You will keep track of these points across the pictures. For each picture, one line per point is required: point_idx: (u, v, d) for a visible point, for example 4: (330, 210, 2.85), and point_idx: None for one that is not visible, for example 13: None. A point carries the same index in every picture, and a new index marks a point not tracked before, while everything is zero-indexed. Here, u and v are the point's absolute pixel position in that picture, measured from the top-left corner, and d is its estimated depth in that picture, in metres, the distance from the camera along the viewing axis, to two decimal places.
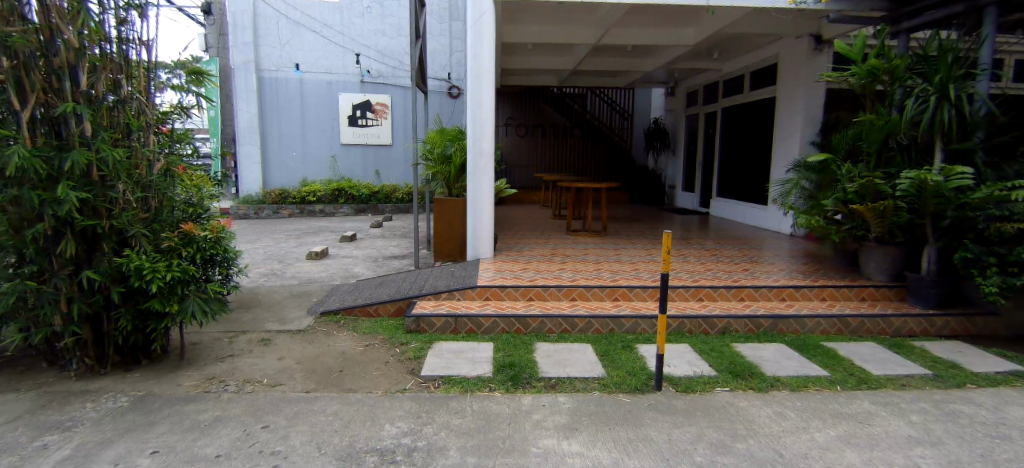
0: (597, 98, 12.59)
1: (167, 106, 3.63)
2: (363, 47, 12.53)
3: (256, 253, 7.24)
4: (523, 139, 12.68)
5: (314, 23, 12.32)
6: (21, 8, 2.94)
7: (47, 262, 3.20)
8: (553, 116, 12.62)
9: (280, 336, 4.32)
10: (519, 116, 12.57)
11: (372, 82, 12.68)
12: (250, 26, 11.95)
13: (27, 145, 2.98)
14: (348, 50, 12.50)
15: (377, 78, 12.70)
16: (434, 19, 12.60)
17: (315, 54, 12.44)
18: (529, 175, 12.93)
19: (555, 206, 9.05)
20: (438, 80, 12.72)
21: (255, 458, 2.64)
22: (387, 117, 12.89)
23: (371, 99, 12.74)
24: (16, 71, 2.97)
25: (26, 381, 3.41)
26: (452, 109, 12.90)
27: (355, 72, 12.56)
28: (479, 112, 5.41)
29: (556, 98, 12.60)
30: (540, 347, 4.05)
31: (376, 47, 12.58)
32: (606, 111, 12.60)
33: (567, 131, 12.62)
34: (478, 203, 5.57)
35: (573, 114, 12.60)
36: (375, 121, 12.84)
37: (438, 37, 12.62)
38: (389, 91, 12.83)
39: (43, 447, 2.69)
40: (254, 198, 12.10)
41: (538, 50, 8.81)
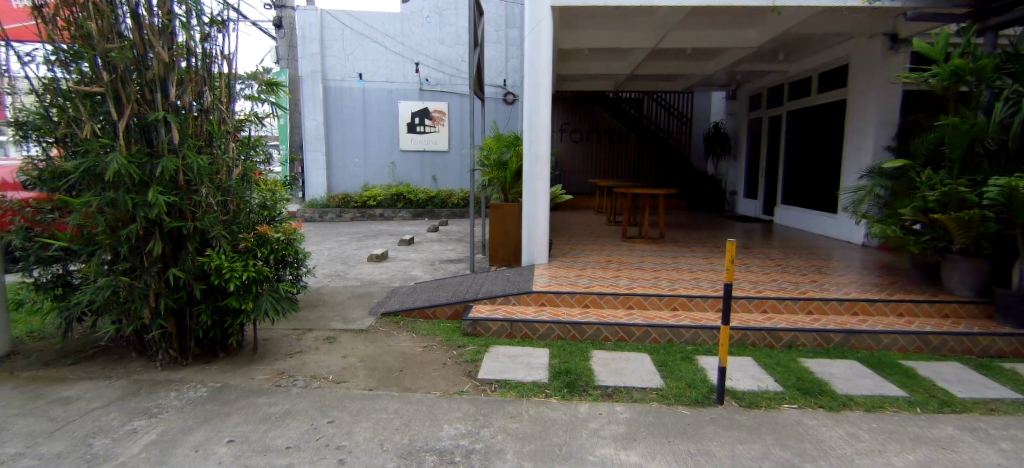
0: (654, 103, 12.46)
1: (242, 114, 3.82)
2: (422, 56, 12.88)
3: (321, 255, 7.56)
4: (577, 144, 12.63)
5: (377, 34, 12.76)
6: (117, 26, 3.28)
7: (138, 259, 3.44)
8: (608, 121, 12.56)
9: (344, 335, 4.48)
10: (574, 121, 12.55)
11: (430, 89, 13.02)
12: (317, 38, 12.53)
13: (124, 152, 3.23)
14: (407, 59, 12.87)
15: (435, 86, 13.03)
16: (490, 27, 12.79)
17: (377, 63, 12.86)
18: (582, 180, 12.81)
19: (610, 212, 8.95)
20: (493, 86, 12.91)
21: (322, 451, 2.76)
22: (444, 124, 13.19)
23: (430, 106, 13.07)
24: (114, 84, 3.26)
25: (118, 370, 3.70)
26: (509, 116, 13.04)
27: (414, 80, 12.94)
28: (535, 117, 5.45)
29: (611, 103, 12.53)
30: (596, 355, 4.01)
31: (434, 56, 12.89)
32: (664, 116, 12.42)
33: (621, 136, 12.49)
34: (534, 209, 5.57)
35: (629, 119, 12.48)
36: (432, 127, 13.16)
37: (495, 44, 12.80)
38: (445, 98, 13.12)
39: (132, 431, 2.93)
40: (319, 202, 12.66)
41: (597, 56, 8.80)
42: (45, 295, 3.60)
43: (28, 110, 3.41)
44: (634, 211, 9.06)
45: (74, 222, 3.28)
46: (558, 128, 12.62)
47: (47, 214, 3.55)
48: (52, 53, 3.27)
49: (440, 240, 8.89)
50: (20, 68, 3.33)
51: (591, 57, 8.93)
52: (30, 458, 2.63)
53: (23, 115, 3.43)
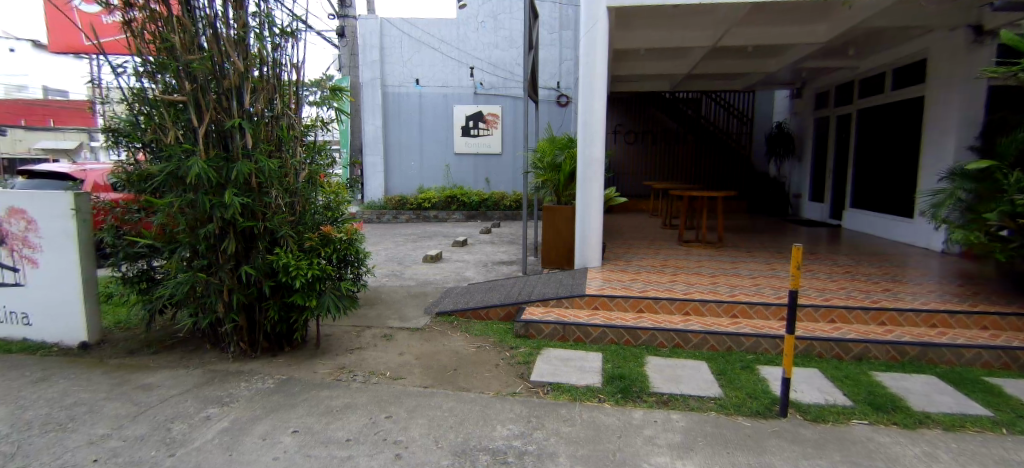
0: (712, 102, 12.37)
1: (309, 119, 4.00)
2: (477, 60, 13.08)
3: (379, 255, 7.81)
4: (631, 146, 12.66)
5: (434, 40, 13.06)
6: (197, 39, 3.51)
7: (214, 257, 3.65)
8: (664, 122, 12.43)
9: (400, 333, 4.60)
10: (628, 123, 12.53)
11: (484, 93, 13.20)
12: (377, 46, 12.97)
13: (203, 157, 3.45)
14: (463, 64, 13.11)
15: (489, 89, 13.20)
16: (544, 29, 12.83)
17: (433, 69, 13.18)
18: (636, 183, 12.77)
19: (666, 216, 8.75)
20: (547, 89, 12.93)
21: (379, 445, 2.85)
22: (498, 127, 13.33)
23: (484, 110, 13.25)
24: (195, 93, 3.50)
25: (195, 359, 3.96)
26: (562, 118, 13.05)
27: (469, 84, 13.16)
28: (590, 119, 5.42)
29: (666, 103, 12.32)
30: (651, 361, 3.93)
31: (489, 60, 13.06)
32: (723, 116, 12.34)
33: (677, 137, 12.36)
34: (588, 211, 5.53)
35: (685, 119, 12.27)
36: (486, 130, 13.33)
37: (549, 46, 12.81)
38: (499, 101, 13.27)
39: (206, 418, 3.13)
40: (377, 204, 13.10)
41: (652, 56, 8.65)
42: (131, 289, 3.90)
43: (120, 118, 3.71)
44: (691, 214, 8.82)
45: (159, 221, 3.53)
46: (612, 129, 12.69)
47: (133, 214, 3.80)
48: (141, 66, 3.55)
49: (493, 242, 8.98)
50: (114, 79, 3.62)
51: (645, 58, 8.78)
52: (118, 440, 2.88)
53: (115, 122, 3.73)
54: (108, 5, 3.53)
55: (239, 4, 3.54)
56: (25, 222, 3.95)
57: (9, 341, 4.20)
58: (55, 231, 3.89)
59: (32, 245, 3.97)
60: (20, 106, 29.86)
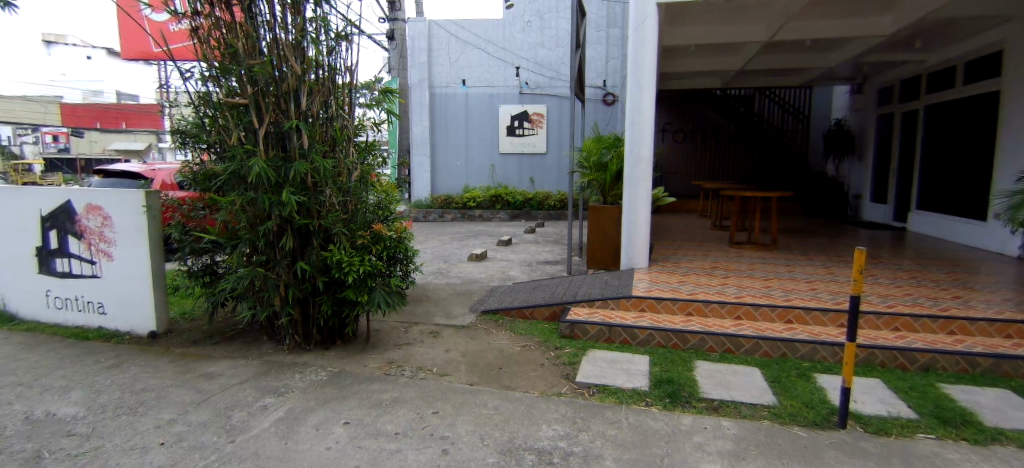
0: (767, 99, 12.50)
1: (361, 120, 4.10)
2: (523, 60, 13.11)
3: (426, 253, 7.95)
4: (680, 144, 12.63)
5: (481, 40, 13.18)
6: (258, 44, 3.66)
7: (272, 252, 3.79)
8: (717, 120, 12.38)
9: (447, 330, 4.67)
10: (677, 121, 12.51)
11: (530, 93, 13.22)
12: (425, 48, 13.20)
13: (263, 157, 3.61)
14: (508, 64, 13.18)
15: (535, 89, 13.21)
16: (592, 27, 12.72)
17: (479, 69, 13.30)
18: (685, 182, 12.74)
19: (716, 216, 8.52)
20: (593, 88, 12.84)
21: (427, 439, 2.90)
22: (543, 127, 13.33)
23: (529, 109, 13.28)
24: (256, 96, 3.64)
25: (254, 350, 4.15)
26: (609, 117, 12.92)
27: (514, 84, 13.21)
28: (639, 117, 5.33)
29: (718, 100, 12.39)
30: (700, 365, 3.83)
31: (534, 59, 13.07)
32: (778, 113, 12.46)
33: (730, 136, 12.29)
34: (634, 211, 5.45)
35: (738, 118, 12.19)
36: (531, 130, 13.35)
37: (596, 45, 12.68)
38: (545, 101, 13.26)
39: (264, 407, 3.27)
40: (423, 203, 13.34)
41: (701, 53, 8.44)
42: (195, 282, 4.12)
43: (187, 121, 3.91)
44: (742, 215, 8.56)
45: (222, 218, 3.71)
46: (660, 128, 12.69)
47: (199, 211, 4.02)
48: (206, 71, 3.71)
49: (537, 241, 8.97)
50: (181, 84, 3.80)
51: (694, 54, 8.57)
52: (182, 425, 3.05)
53: (183, 125, 3.93)
54: (178, 13, 3.71)
55: (298, 10, 3.68)
56: (101, 218, 4.24)
57: (87, 328, 4.53)
58: (128, 226, 4.14)
59: (107, 240, 4.26)
60: (95, 110, 32.11)
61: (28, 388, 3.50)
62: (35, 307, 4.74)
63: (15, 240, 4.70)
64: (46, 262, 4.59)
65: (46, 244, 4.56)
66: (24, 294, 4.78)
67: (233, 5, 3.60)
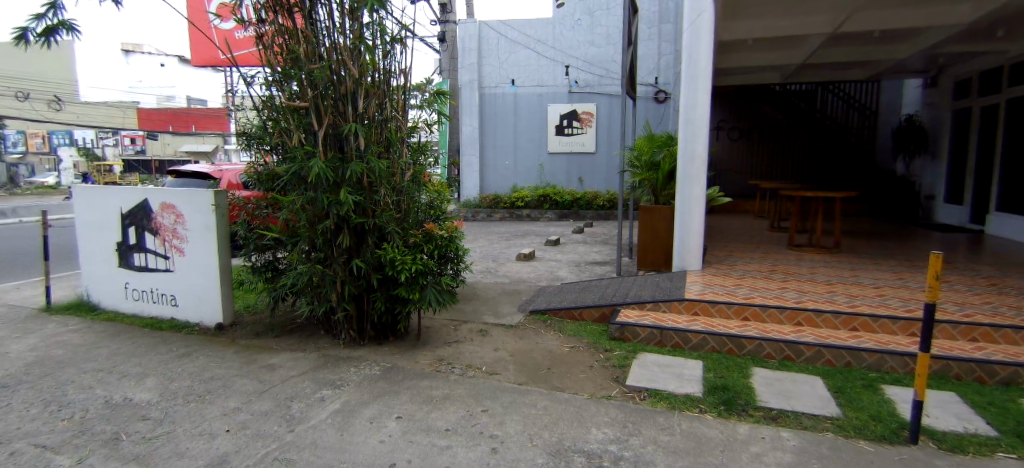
0: (830, 95, 11.85)
1: (414, 122, 4.19)
2: (572, 59, 13.03)
3: (475, 252, 8.04)
4: (734, 142, 12.52)
5: (530, 40, 13.19)
6: (318, 49, 3.79)
7: (330, 250, 3.92)
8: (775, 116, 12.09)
9: (495, 329, 4.70)
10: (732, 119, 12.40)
11: (579, 91, 13.13)
12: (475, 49, 13.35)
13: (322, 158, 3.74)
14: (558, 63, 13.13)
15: (584, 87, 13.11)
16: (643, 24, 12.45)
17: (529, 69, 13.32)
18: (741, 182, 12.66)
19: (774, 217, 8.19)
20: (644, 85, 12.57)
21: (477, 437, 2.93)
22: (593, 126, 13.21)
23: (579, 108, 13.19)
24: (316, 99, 3.78)
25: (312, 344, 4.32)
26: (661, 115, 12.65)
27: (564, 83, 13.16)
28: (693, 116, 5.22)
29: (778, 97, 11.80)
30: (757, 372, 3.69)
31: (584, 58, 12.96)
32: (842, 109, 11.81)
33: (789, 133, 11.95)
34: (687, 211, 5.32)
35: (799, 114, 11.69)
36: (580, 129, 13.26)
37: (647, 41, 12.44)
38: (594, 99, 13.13)
39: (321, 399, 3.39)
40: (472, 202, 13.49)
41: (759, 48, 8.12)
42: (259, 277, 4.32)
43: (252, 124, 4.11)
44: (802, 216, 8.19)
45: (284, 216, 3.87)
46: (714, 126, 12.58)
47: (262, 209, 4.20)
48: (270, 76, 3.88)
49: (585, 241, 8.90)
50: (246, 89, 3.98)
51: (751, 49, 8.25)
52: (247, 413, 3.22)
53: (248, 127, 4.13)
54: (246, 21, 3.90)
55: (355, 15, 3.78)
56: (175, 216, 4.52)
57: (160, 319, 4.85)
58: (199, 224, 4.40)
59: (180, 236, 4.53)
60: (169, 114, 34.43)
61: (110, 374, 3.79)
62: (115, 297, 5.12)
63: (98, 235, 5.08)
64: (125, 256, 4.94)
65: (125, 240, 4.91)
66: (106, 285, 5.16)
67: (295, 12, 3.74)
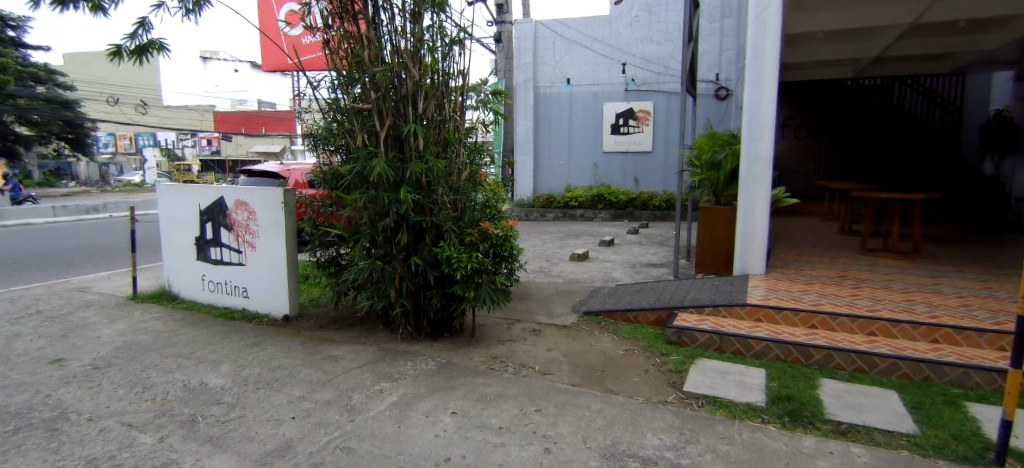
0: (910, 88, 11.55)
1: (471, 122, 4.24)
2: (630, 56, 12.81)
3: (529, 251, 8.07)
4: (802, 140, 12.18)
5: (586, 38, 13.09)
6: (380, 52, 3.91)
7: (389, 247, 4.04)
8: (848, 111, 11.80)
9: (549, 329, 4.70)
10: (799, 115, 12.11)
11: (636, 89, 12.90)
12: (531, 48, 13.42)
13: (384, 158, 3.85)
14: (614, 61, 12.96)
15: (641, 85, 12.86)
16: (704, 19, 12.14)
17: (585, 67, 13.23)
18: (807, 182, 12.26)
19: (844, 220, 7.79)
20: (705, 82, 12.26)
21: (530, 436, 2.93)
22: (649, 124, 12.93)
23: (635, 107, 12.95)
24: (378, 101, 3.90)
25: (372, 338, 4.47)
26: (722, 112, 12.25)
27: (620, 81, 12.98)
28: (758, 114, 5.03)
29: (850, 91, 11.96)
30: (825, 384, 3.49)
31: (642, 55, 12.71)
32: (922, 104, 11.36)
33: (862, 129, 11.60)
34: (750, 212, 5.12)
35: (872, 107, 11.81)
36: (636, 128, 13.02)
37: (709, 37, 12.10)
38: (652, 97, 12.84)
39: (379, 391, 3.51)
40: (526, 202, 13.56)
41: (829, 41, 7.71)
42: (323, 272, 4.54)
43: (319, 125, 4.29)
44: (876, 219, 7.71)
45: (347, 214, 4.02)
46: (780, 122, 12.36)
47: (327, 208, 4.37)
48: (336, 79, 4.04)
49: (641, 242, 8.74)
50: (312, 92, 4.14)
51: (821, 42, 7.82)
52: (311, 401, 3.37)
53: (316, 129, 4.33)
54: (313, 27, 4.07)
55: (417, 19, 3.87)
56: (248, 213, 4.80)
57: (233, 309, 5.16)
58: (269, 220, 4.65)
59: (252, 232, 4.81)
60: (242, 117, 36.76)
61: (188, 359, 4.08)
62: (193, 288, 5.49)
63: (181, 230, 5.47)
64: (203, 250, 5.30)
65: (203, 234, 5.26)
66: (185, 277, 5.55)
67: (359, 18, 3.89)
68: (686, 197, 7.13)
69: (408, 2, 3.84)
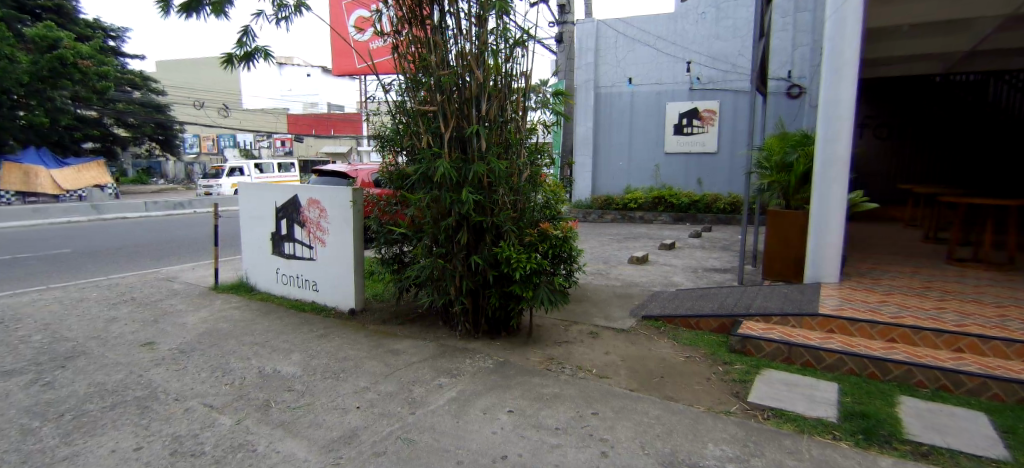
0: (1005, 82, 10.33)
1: (533, 123, 4.26)
2: (695, 54, 12.45)
3: (587, 253, 8.03)
4: (883, 141, 11.44)
5: (649, 36, 12.83)
6: (446, 56, 4.01)
7: (450, 246, 4.13)
8: (935, 110, 10.97)
9: (607, 332, 4.67)
10: (881, 114, 11.35)
11: (701, 88, 12.50)
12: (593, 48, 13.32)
13: (447, 159, 3.95)
14: (679, 59, 12.62)
15: (707, 84, 12.45)
16: (776, 14, 11.60)
17: (648, 66, 12.98)
18: (888, 185, 11.59)
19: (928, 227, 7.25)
20: (777, 80, 11.69)
21: (587, 439, 2.92)
22: (715, 124, 12.49)
23: (699, 106, 12.56)
24: (443, 104, 4.00)
25: (432, 333, 4.60)
26: (794, 111, 11.63)
27: (685, 80, 12.63)
28: (835, 113, 4.78)
29: (938, 88, 10.94)
30: (905, 402, 3.25)
31: (708, 53, 12.31)
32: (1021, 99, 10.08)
33: (949, 129, 10.87)
34: (824, 217, 4.86)
35: (963, 106, 10.78)
36: (700, 128, 12.61)
37: (781, 32, 11.56)
38: (717, 96, 12.41)
39: (438, 386, 3.60)
40: (584, 203, 13.46)
41: (918, 34, 7.17)
42: (387, 269, 4.71)
43: (387, 127, 4.46)
44: (967, 226, 7.11)
45: (411, 213, 4.15)
46: (858, 123, 11.66)
47: (392, 207, 4.53)
48: (404, 83, 4.19)
49: (703, 246, 8.48)
50: (382, 95, 4.32)
51: (907, 36, 7.28)
52: (374, 392, 3.51)
53: (384, 131, 4.51)
54: (383, 32, 4.24)
55: (483, 23, 3.95)
56: (319, 211, 5.05)
57: (304, 302, 5.46)
58: (339, 218, 4.87)
59: (323, 229, 5.06)
60: (313, 119, 38.91)
61: (263, 347, 4.35)
62: (269, 281, 5.84)
63: (259, 226, 5.83)
64: (278, 245, 5.63)
65: (278, 230, 5.59)
66: (262, 270, 5.92)
67: (426, 22, 4.02)
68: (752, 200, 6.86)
69: (475, 6, 3.92)
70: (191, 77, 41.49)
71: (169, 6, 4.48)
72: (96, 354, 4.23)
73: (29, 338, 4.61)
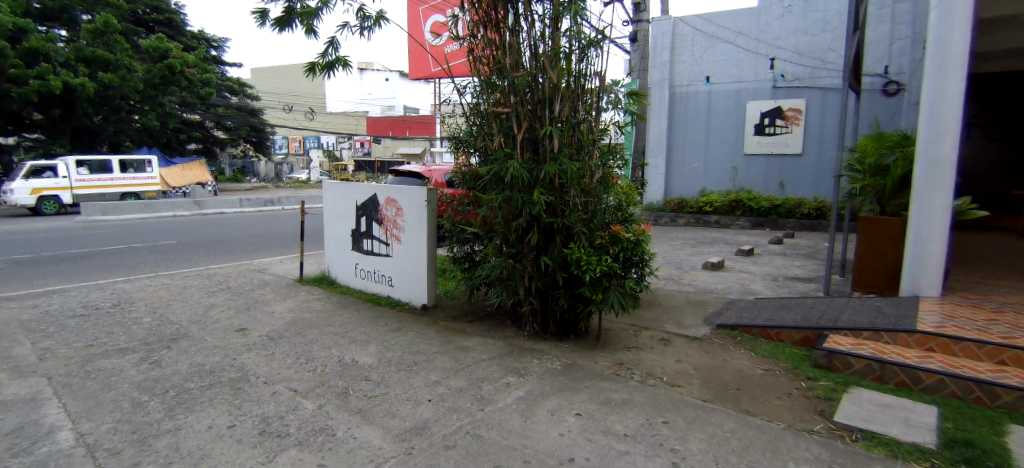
0: None
1: (606, 123, 4.22)
2: (779, 50, 11.77)
3: (659, 258, 7.84)
4: (994, 142, 10.44)
5: (729, 32, 12.29)
6: (520, 59, 4.05)
7: (520, 247, 4.18)
8: None
9: (679, 339, 4.53)
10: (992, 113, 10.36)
11: (785, 85, 11.81)
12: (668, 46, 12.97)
13: (519, 159, 3.98)
14: (761, 55, 11.99)
15: (792, 81, 11.75)
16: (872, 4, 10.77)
17: (727, 64, 12.44)
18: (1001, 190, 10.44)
19: None
20: (871, 75, 10.81)
21: (657, 448, 2.86)
22: (800, 124, 11.74)
23: (783, 104, 11.86)
24: (516, 106, 4.05)
25: (501, 332, 4.68)
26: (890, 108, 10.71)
27: (767, 77, 11.98)
28: (940, 111, 4.37)
29: None
30: (1021, 433, 2.90)
31: (794, 48, 11.61)
32: None
33: None
34: (924, 225, 4.46)
35: None
36: (784, 127, 11.91)
37: (877, 24, 10.73)
38: (803, 94, 11.68)
39: (506, 385, 3.66)
40: (656, 206, 13.15)
41: None
42: (459, 267, 4.84)
43: (461, 128, 4.55)
44: None
45: (484, 213, 4.24)
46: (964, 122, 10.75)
47: (465, 207, 4.64)
48: (479, 86, 4.28)
49: (785, 254, 8.01)
50: (459, 98, 4.44)
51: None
52: (445, 387, 3.63)
53: (458, 132, 4.58)
54: (459, 37, 4.34)
55: (558, 25, 3.95)
56: (396, 209, 5.28)
57: (381, 296, 5.72)
58: (415, 217, 5.06)
59: (400, 227, 5.28)
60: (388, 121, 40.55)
61: (343, 338, 4.62)
62: (349, 276, 6.17)
63: (342, 224, 6.17)
64: (358, 241, 5.94)
65: (359, 228, 5.89)
66: (344, 265, 6.26)
67: (501, 26, 4.08)
68: (842, 206, 6.42)
69: (551, 9, 3.94)
70: (280, 82, 44.63)
71: (265, 17, 4.84)
72: (197, 337, 4.67)
73: (142, 320, 5.17)
